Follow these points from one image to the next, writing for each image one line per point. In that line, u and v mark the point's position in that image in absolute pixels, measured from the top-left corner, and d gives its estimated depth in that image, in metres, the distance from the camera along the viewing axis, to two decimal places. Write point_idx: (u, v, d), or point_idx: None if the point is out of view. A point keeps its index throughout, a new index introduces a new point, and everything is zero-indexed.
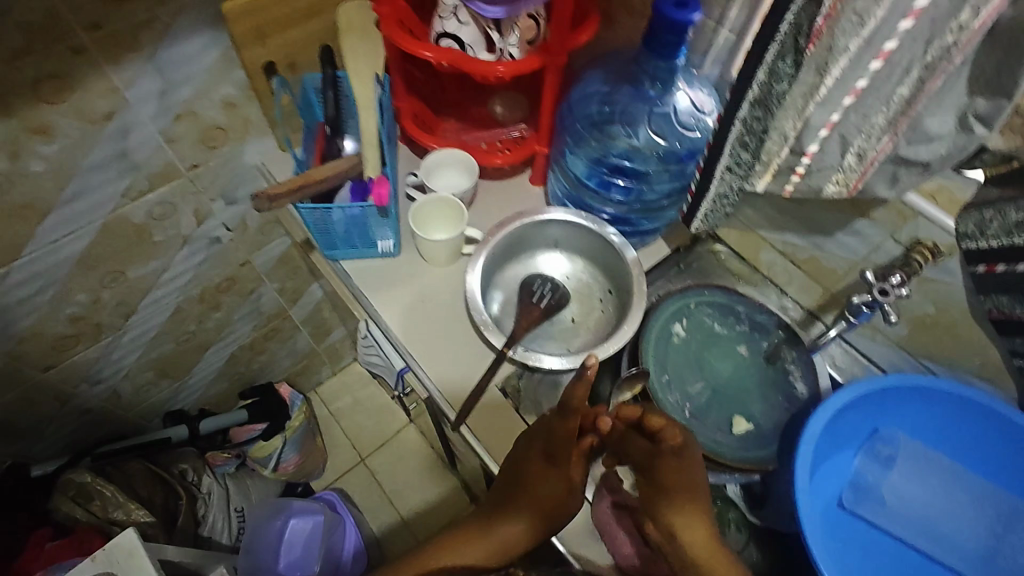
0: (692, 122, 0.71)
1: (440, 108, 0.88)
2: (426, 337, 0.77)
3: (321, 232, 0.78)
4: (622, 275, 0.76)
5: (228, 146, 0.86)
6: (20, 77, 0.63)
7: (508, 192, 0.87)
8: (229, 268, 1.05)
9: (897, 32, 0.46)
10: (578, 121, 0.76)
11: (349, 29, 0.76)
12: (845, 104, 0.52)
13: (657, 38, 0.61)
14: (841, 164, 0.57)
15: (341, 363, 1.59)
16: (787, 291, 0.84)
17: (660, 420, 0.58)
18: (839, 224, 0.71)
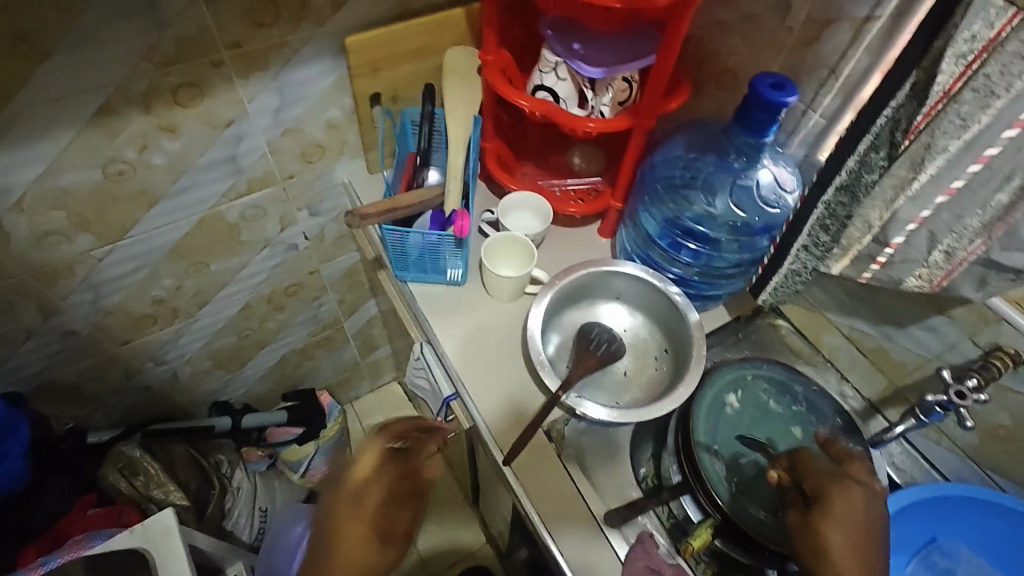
0: (774, 199, 0.72)
1: (521, 151, 0.92)
2: (480, 369, 0.79)
3: (396, 254, 0.82)
4: (681, 337, 0.77)
5: (323, 163, 0.93)
6: (165, 81, 0.70)
7: (577, 240, 0.89)
8: (299, 274, 1.11)
9: (999, 140, 0.46)
10: (657, 183, 0.78)
11: (453, 71, 0.82)
12: (937, 202, 0.52)
13: (748, 114, 0.63)
14: (926, 260, 0.56)
15: (380, 382, 1.62)
16: (848, 377, 0.81)
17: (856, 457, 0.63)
18: (912, 318, 0.69)
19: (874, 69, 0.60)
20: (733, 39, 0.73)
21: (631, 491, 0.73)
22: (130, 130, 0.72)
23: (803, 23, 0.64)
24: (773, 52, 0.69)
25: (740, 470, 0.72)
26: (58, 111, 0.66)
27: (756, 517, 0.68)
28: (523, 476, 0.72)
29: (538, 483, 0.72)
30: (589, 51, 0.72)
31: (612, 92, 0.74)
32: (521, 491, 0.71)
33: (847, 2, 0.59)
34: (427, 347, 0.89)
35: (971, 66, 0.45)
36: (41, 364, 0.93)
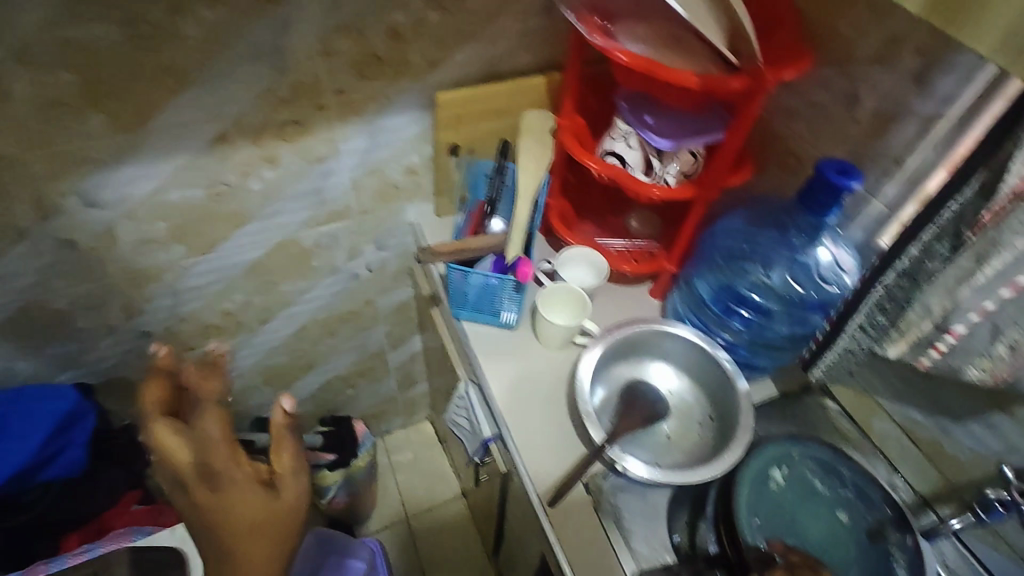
0: (832, 277, 0.73)
1: (582, 209, 0.96)
2: (524, 413, 0.81)
3: (456, 293, 0.86)
4: (728, 405, 0.77)
5: (397, 202, 0.99)
6: (276, 118, 0.78)
7: (628, 298, 0.92)
8: (356, 303, 1.16)
9: None
10: (715, 251, 0.81)
11: (528, 132, 0.86)
12: (1002, 295, 0.52)
13: (812, 196, 0.66)
14: (989, 351, 0.55)
15: (413, 418, 1.64)
16: (899, 469, 0.78)
17: None
18: (972, 413, 0.68)
19: (940, 164, 0.63)
20: (799, 125, 0.77)
21: (664, 556, 0.72)
22: (236, 157, 0.80)
23: (870, 116, 0.68)
24: (839, 140, 0.72)
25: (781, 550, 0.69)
26: (180, 135, 0.74)
27: None
28: (559, 526, 0.73)
29: (575, 533, 0.73)
30: (659, 123, 0.77)
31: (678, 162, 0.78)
32: (556, 539, 0.72)
33: (916, 101, 0.63)
34: (473, 386, 0.92)
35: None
36: (114, 360, 0.99)
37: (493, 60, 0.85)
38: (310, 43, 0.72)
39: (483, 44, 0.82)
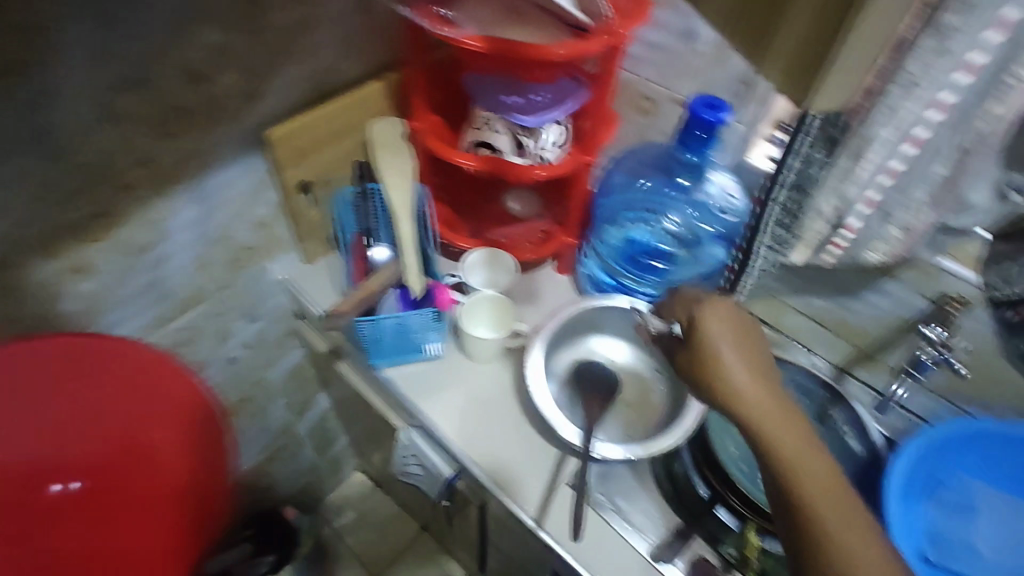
0: (724, 206, 0.79)
1: (459, 208, 0.92)
2: (483, 439, 0.76)
3: (371, 344, 0.77)
4: (670, 354, 0.79)
5: (255, 264, 0.85)
6: (69, 218, 0.61)
7: (537, 281, 0.91)
8: (243, 389, 1.01)
9: (929, 123, 0.52)
10: (607, 210, 0.84)
11: (382, 146, 0.78)
12: (884, 183, 0.58)
13: (688, 134, 0.68)
14: (887, 237, 0.62)
15: (341, 477, 1.51)
16: (816, 351, 0.86)
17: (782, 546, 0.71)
18: (865, 286, 0.75)
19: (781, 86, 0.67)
20: (647, 69, 0.78)
21: (671, 521, 0.72)
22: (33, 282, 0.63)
23: (712, 47, 0.70)
24: (687, 73, 0.74)
25: None
26: None
27: None
28: (581, 551, 0.69)
29: (597, 551, 0.69)
30: (521, 103, 0.74)
31: (550, 134, 0.74)
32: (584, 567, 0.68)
33: None
34: (416, 432, 0.84)
35: (914, 79, 0.50)
36: None
37: (320, 78, 0.74)
38: (85, 115, 0.57)
39: (303, 63, 0.71)
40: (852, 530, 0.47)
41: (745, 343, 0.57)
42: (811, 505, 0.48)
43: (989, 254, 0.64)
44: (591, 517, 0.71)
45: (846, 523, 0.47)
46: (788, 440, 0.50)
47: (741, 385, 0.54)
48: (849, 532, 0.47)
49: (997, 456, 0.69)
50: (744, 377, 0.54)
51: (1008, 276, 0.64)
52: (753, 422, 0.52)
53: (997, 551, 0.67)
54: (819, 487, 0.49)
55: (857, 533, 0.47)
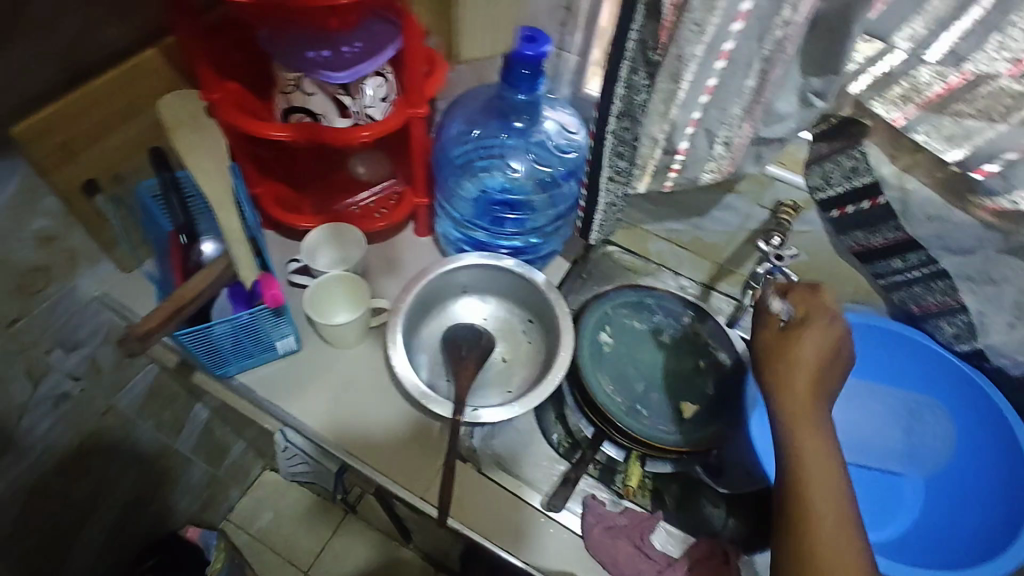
0: (565, 143, 0.76)
1: (298, 182, 0.84)
2: (357, 428, 0.72)
3: (209, 353, 0.68)
4: (537, 303, 0.77)
5: (55, 286, 0.73)
6: None
7: (396, 249, 0.85)
8: (89, 422, 0.89)
9: (731, 34, 0.50)
10: (451, 164, 0.78)
11: (178, 123, 0.68)
12: (703, 102, 0.56)
13: (512, 71, 0.63)
14: (711, 154, 0.61)
15: (249, 480, 1.42)
16: (680, 271, 0.89)
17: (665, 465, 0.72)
18: (710, 204, 0.76)
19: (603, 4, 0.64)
20: None
21: (558, 467, 0.72)
22: None
23: None
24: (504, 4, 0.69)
25: (638, 396, 0.75)
26: None
27: (653, 428, 0.72)
28: (471, 519, 0.68)
29: (489, 514, 0.69)
30: (328, 57, 0.65)
31: (371, 89, 0.67)
32: (476, 533, 0.67)
33: None
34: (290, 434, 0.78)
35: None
36: None
37: (69, 54, 0.61)
38: None
39: (39, 38, 0.57)
40: (833, 511, 0.51)
41: (834, 354, 0.58)
42: (800, 475, 0.53)
43: (811, 156, 0.67)
44: (473, 480, 0.70)
45: (830, 505, 0.51)
46: (808, 445, 0.54)
47: (795, 387, 0.56)
48: (834, 514, 0.50)
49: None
50: (803, 383, 0.56)
51: (828, 175, 0.66)
52: (786, 420, 0.56)
53: (843, 428, 0.72)
54: (822, 468, 0.52)
55: (834, 512, 0.51)
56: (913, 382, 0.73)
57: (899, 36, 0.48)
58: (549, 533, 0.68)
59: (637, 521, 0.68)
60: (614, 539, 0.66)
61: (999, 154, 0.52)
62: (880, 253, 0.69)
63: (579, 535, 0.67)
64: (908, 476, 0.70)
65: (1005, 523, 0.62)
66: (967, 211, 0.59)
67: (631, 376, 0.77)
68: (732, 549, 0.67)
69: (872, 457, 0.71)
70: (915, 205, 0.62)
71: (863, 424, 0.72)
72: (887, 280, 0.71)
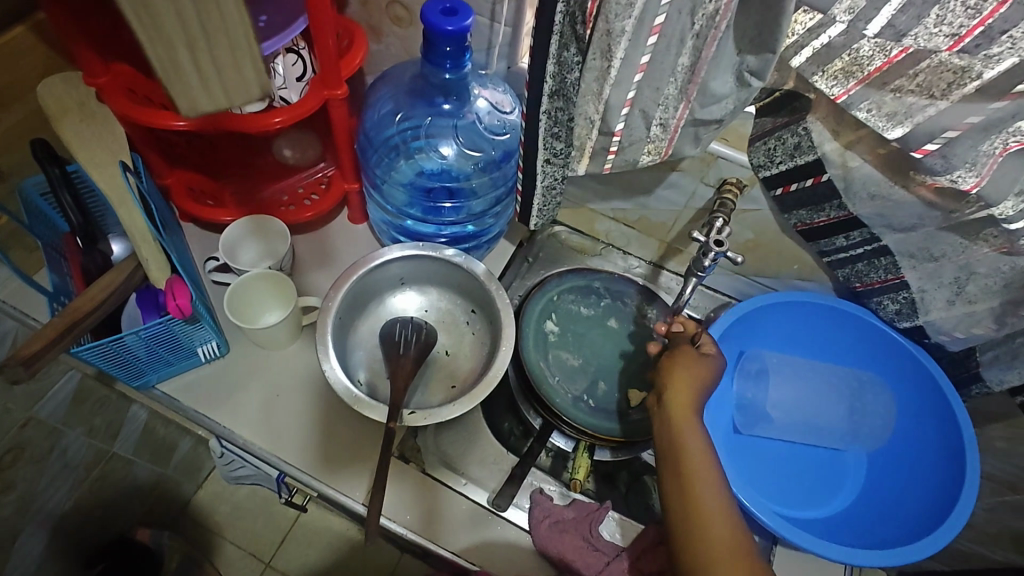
0: (499, 125, 0.71)
1: (218, 171, 0.78)
2: (292, 434, 0.68)
3: (119, 366, 0.63)
4: (478, 292, 0.73)
5: None
6: None
7: (330, 240, 0.80)
8: (6, 437, 0.82)
9: (663, 6, 0.46)
10: (380, 148, 0.73)
11: (63, 112, 0.60)
12: (636, 81, 0.52)
13: (433, 49, 0.58)
14: (649, 136, 0.58)
15: (203, 474, 1.38)
16: (629, 251, 0.86)
17: (617, 453, 0.71)
18: (655, 182, 0.73)
19: None
20: None
21: (505, 460, 0.71)
22: None
23: None
24: None
25: (585, 385, 0.73)
26: None
27: (598, 416, 0.71)
28: (408, 518, 0.64)
29: (431, 514, 0.65)
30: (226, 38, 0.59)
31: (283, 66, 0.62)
32: (412, 533, 0.64)
33: None
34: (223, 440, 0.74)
35: None
36: None
37: None
38: None
39: None
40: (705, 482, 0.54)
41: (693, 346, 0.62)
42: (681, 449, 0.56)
43: (755, 131, 0.63)
44: (416, 479, 0.66)
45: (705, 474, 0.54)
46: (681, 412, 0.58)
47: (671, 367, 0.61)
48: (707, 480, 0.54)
49: (791, 318, 0.73)
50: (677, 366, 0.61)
51: (771, 153, 0.63)
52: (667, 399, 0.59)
53: (789, 410, 0.71)
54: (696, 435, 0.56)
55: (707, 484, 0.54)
56: (853, 358, 0.74)
57: (839, 8, 0.45)
58: (497, 531, 0.65)
59: (585, 514, 0.66)
60: (560, 535, 0.63)
61: (939, 133, 0.50)
62: (825, 230, 0.67)
63: (525, 528, 0.65)
64: (849, 450, 0.71)
65: (939, 501, 0.63)
66: (908, 189, 0.57)
67: (578, 364, 0.75)
68: None
69: (818, 436, 0.71)
70: (858, 182, 0.60)
71: (809, 405, 0.71)
72: (833, 258, 0.70)
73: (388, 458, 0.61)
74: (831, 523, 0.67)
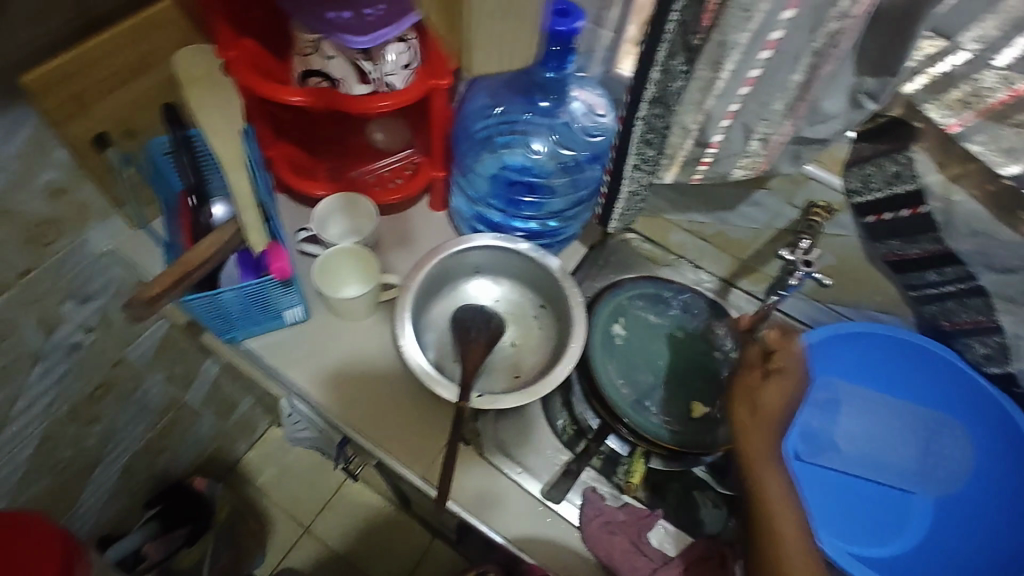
0: (593, 126, 0.74)
1: (315, 148, 0.82)
2: (361, 403, 0.72)
3: (216, 319, 0.68)
4: (551, 288, 0.74)
5: (65, 239, 0.72)
6: None
7: (411, 223, 0.83)
8: (99, 374, 0.90)
9: (781, 22, 0.46)
10: (470, 141, 0.76)
11: (191, 81, 0.65)
12: (742, 94, 0.52)
13: (541, 47, 0.60)
14: (746, 150, 0.58)
15: (256, 434, 1.45)
16: (700, 265, 0.86)
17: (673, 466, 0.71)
18: (739, 198, 0.73)
19: None
20: None
21: (560, 457, 0.71)
22: None
23: None
24: None
25: (647, 392, 0.73)
26: None
27: (657, 424, 0.71)
28: (468, 500, 0.68)
29: (488, 499, 0.68)
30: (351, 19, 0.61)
31: (392, 55, 0.63)
32: (470, 515, 0.67)
33: None
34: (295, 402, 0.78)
35: None
36: None
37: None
38: None
39: None
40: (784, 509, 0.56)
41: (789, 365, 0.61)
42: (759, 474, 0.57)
43: (851, 157, 0.62)
44: (476, 463, 0.69)
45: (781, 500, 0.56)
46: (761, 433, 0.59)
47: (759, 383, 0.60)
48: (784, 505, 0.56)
49: (870, 352, 0.71)
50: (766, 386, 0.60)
51: (868, 179, 0.62)
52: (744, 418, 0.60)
53: (857, 443, 0.69)
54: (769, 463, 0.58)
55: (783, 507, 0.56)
56: (934, 399, 0.70)
57: (968, 36, 0.46)
58: (548, 523, 0.67)
59: (636, 519, 0.67)
60: (610, 536, 0.64)
61: None
62: (915, 264, 0.65)
63: (576, 525, 0.67)
64: (919, 494, 0.68)
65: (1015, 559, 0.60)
66: (1016, 229, 0.55)
67: (642, 370, 0.75)
68: (729, 551, 0.64)
69: (886, 473, 0.69)
70: (960, 217, 0.58)
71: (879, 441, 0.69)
72: (918, 293, 0.68)
73: (454, 437, 0.64)
74: (890, 566, 0.65)
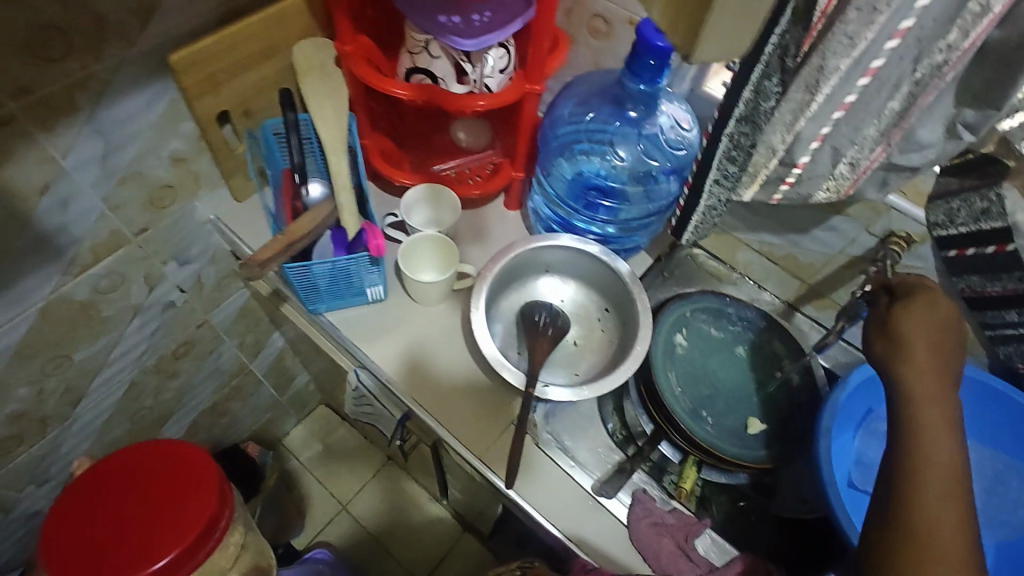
0: (677, 139, 0.76)
1: (405, 140, 0.88)
2: (428, 382, 0.75)
3: (307, 290, 0.74)
4: (618, 292, 0.77)
5: (178, 204, 0.79)
6: None
7: (487, 219, 0.87)
8: (185, 332, 0.97)
9: (884, 51, 0.48)
10: (553, 144, 0.79)
11: (308, 70, 0.71)
12: (835, 118, 0.54)
13: (637, 59, 0.63)
14: (832, 173, 0.59)
15: (306, 410, 1.51)
16: (764, 286, 0.86)
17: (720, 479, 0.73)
18: (816, 222, 0.74)
19: None
20: None
21: (611, 456, 0.73)
22: None
23: None
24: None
25: (704, 402, 0.75)
26: None
27: (713, 434, 0.72)
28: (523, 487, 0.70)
29: (542, 488, 0.70)
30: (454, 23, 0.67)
31: (491, 60, 0.68)
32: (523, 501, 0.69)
33: None
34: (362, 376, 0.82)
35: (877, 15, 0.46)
36: None
37: None
38: None
39: None
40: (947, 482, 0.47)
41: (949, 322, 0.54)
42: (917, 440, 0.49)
43: (936, 189, 0.64)
44: (532, 453, 0.72)
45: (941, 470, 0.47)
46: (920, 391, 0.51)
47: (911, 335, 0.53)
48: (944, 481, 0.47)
49: None
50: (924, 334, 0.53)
51: (953, 214, 0.63)
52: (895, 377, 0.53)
53: None
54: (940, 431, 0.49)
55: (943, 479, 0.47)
56: (1004, 446, 0.68)
57: None
58: (597, 519, 0.69)
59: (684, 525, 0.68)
60: (657, 537, 0.66)
61: None
62: (995, 301, 0.65)
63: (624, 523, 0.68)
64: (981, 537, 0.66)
65: None
66: None
67: (700, 381, 0.76)
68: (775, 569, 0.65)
69: None
70: None
71: None
72: (995, 332, 0.67)
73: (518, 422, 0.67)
74: None
